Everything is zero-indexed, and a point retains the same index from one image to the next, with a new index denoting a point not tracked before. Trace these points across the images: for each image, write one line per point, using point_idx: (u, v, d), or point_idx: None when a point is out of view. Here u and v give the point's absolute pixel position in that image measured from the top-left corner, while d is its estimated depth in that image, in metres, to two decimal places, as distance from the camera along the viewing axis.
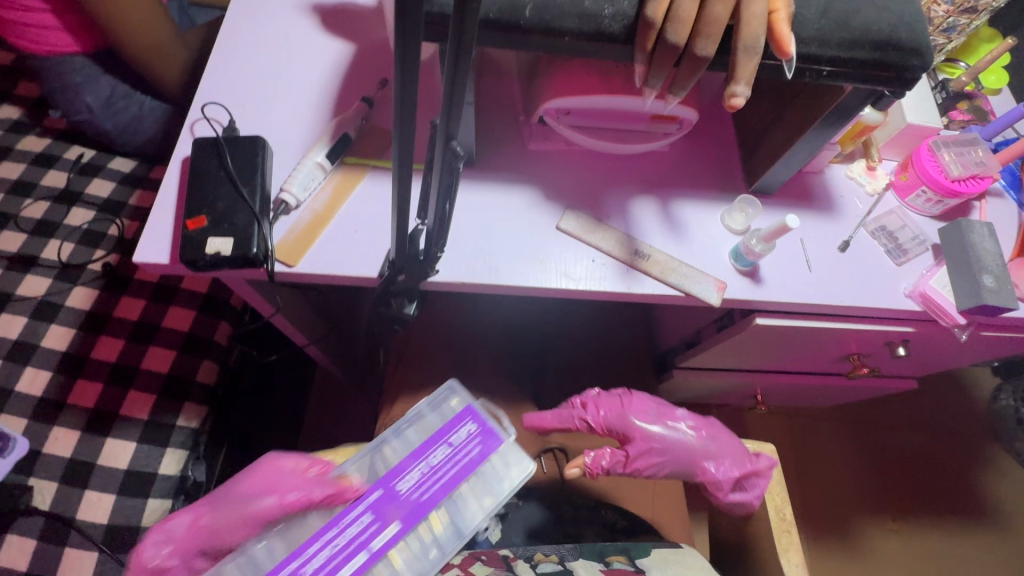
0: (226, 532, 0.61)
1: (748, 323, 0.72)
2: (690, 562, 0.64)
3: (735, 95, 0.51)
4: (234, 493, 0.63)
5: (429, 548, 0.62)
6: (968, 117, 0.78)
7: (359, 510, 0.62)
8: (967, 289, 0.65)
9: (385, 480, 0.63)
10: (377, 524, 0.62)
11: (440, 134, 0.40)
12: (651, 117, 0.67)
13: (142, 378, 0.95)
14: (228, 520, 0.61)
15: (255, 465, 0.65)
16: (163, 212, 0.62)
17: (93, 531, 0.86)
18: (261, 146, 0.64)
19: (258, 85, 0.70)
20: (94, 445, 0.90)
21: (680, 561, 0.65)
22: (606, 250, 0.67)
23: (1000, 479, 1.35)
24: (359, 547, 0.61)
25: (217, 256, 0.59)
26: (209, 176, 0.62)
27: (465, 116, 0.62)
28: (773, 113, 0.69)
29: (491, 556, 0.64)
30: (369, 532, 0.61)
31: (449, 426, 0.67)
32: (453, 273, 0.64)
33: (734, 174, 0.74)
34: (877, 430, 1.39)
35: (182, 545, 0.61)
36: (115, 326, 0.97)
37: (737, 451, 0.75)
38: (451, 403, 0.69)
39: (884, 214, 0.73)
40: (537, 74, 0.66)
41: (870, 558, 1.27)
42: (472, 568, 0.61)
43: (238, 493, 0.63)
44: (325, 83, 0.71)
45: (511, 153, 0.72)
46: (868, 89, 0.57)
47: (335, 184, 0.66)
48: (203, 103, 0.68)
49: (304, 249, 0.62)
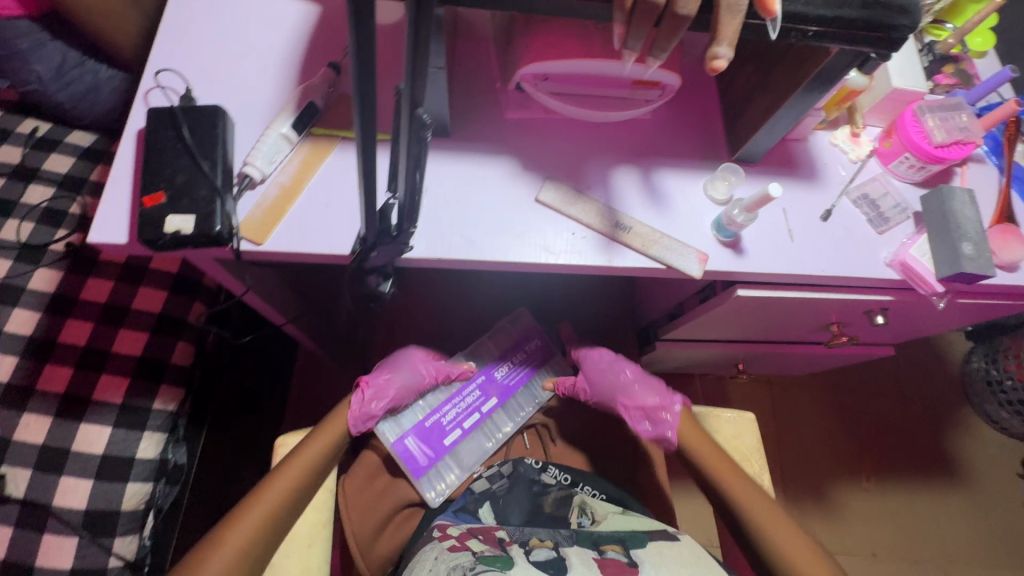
0: (404, 396, 0.79)
1: (729, 295, 0.72)
2: (686, 557, 0.64)
3: (717, 57, 0.48)
4: (393, 371, 0.80)
5: (511, 422, 0.83)
6: (954, 81, 0.77)
7: (469, 388, 0.84)
8: (947, 257, 0.65)
9: (486, 370, 0.85)
10: (479, 402, 0.83)
11: (406, 102, 0.38)
12: (633, 82, 0.64)
13: (115, 361, 0.92)
14: (401, 387, 0.79)
15: (402, 354, 0.83)
16: (119, 190, 0.58)
17: (71, 517, 0.85)
18: (221, 116, 0.60)
19: (215, 50, 0.66)
20: (67, 431, 0.87)
21: (677, 556, 0.64)
22: (586, 223, 0.65)
23: (970, 438, 1.40)
24: (463, 421, 0.82)
25: (178, 235, 0.56)
26: (166, 150, 0.59)
27: (438, 83, 0.59)
28: (758, 77, 0.66)
29: (489, 537, 0.66)
30: (474, 407, 0.83)
31: (523, 339, 0.88)
32: (429, 249, 0.62)
33: (718, 143, 0.72)
34: (854, 394, 1.42)
35: (386, 400, 0.77)
36: (82, 309, 0.93)
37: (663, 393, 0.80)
38: (521, 324, 0.88)
39: (867, 181, 0.72)
40: (513, 37, 0.63)
41: (842, 515, 1.32)
42: (467, 542, 0.64)
43: (397, 370, 0.80)
44: (289, 48, 0.67)
45: (489, 122, 0.69)
46: (854, 52, 0.55)
47: (301, 156, 0.62)
48: (156, 71, 0.63)
49: (272, 227, 0.59)
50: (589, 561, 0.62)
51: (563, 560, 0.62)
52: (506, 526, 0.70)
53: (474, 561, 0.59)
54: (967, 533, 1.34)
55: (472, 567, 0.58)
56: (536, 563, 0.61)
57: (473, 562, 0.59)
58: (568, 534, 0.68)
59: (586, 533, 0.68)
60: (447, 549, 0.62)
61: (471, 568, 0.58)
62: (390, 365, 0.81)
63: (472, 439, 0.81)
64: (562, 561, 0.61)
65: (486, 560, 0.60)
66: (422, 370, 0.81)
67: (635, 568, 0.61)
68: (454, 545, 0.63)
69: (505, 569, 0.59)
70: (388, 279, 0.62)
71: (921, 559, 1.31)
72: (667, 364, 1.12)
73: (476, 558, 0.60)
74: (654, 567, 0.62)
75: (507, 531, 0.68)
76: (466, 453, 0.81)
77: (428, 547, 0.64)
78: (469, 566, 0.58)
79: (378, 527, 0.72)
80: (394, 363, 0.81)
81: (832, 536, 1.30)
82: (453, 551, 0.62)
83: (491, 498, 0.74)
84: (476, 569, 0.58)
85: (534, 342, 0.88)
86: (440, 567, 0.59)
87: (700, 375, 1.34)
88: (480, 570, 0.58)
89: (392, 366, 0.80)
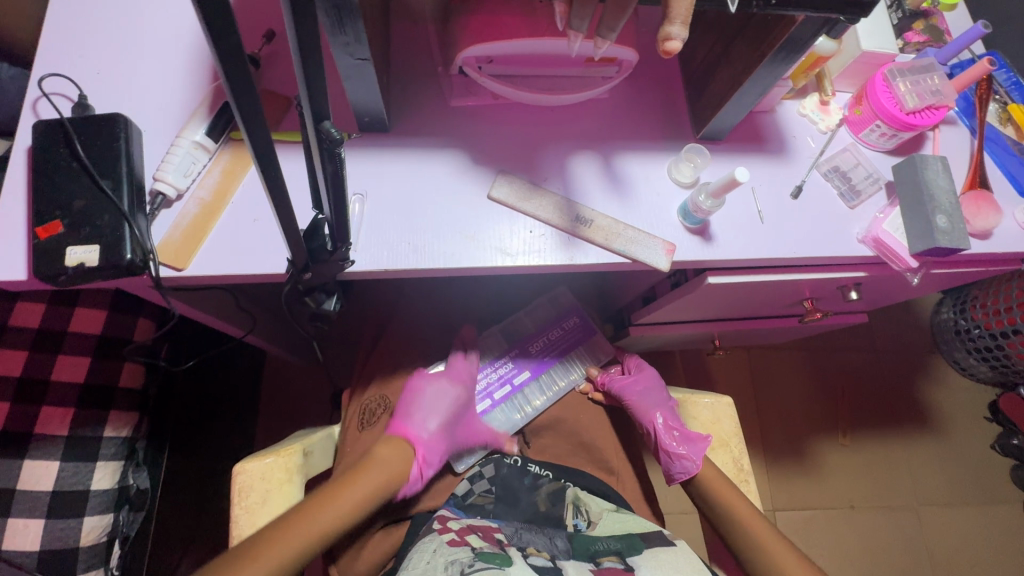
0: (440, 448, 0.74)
1: (699, 282, 0.68)
2: (684, 565, 0.62)
3: (671, 38, 0.43)
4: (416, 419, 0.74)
5: (542, 398, 0.81)
6: (924, 38, 0.73)
7: (503, 359, 0.83)
8: (920, 231, 0.63)
9: (520, 343, 0.84)
10: (511, 374, 0.82)
11: (307, 115, 0.33)
12: (584, 60, 0.59)
13: (55, 391, 0.82)
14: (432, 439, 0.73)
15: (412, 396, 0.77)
16: (10, 219, 0.51)
17: (25, 560, 0.78)
18: (121, 127, 0.53)
19: (111, 48, 0.58)
20: (9, 472, 0.78)
21: (674, 562, 0.62)
22: (544, 218, 0.60)
23: (940, 389, 1.43)
24: (494, 392, 0.81)
25: (82, 268, 0.49)
26: (60, 169, 0.51)
27: (368, 74, 0.52)
28: (721, 46, 0.61)
29: (488, 534, 0.63)
30: (507, 378, 0.82)
31: (562, 314, 0.85)
32: (372, 260, 0.57)
33: (681, 121, 0.67)
34: (830, 356, 1.43)
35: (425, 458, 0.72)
36: (12, 337, 0.82)
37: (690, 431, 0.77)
38: (562, 299, 0.86)
39: (837, 152, 0.69)
40: (451, 13, 0.56)
41: (821, 473, 1.34)
42: (466, 537, 0.61)
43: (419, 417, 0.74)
44: (198, 41, 0.59)
45: (432, 113, 0.63)
46: (821, 18, 0.50)
47: (222, 166, 0.56)
48: (41, 77, 0.55)
49: (193, 249, 0.53)
50: (586, 574, 0.60)
51: (561, 570, 0.59)
52: (505, 527, 0.67)
53: (473, 556, 0.57)
54: (938, 480, 1.38)
55: (471, 562, 0.55)
56: (535, 567, 0.59)
57: (472, 558, 0.56)
58: (565, 548, 0.65)
59: (583, 544, 0.66)
60: (446, 543, 0.59)
61: (469, 563, 0.55)
62: (419, 401, 0.76)
63: (501, 412, 0.81)
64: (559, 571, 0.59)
65: (486, 556, 0.57)
66: (462, 406, 0.77)
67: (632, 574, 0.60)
68: (453, 538, 0.61)
69: (504, 565, 0.56)
70: (332, 296, 0.57)
71: (897, 510, 1.34)
72: (643, 346, 1.09)
73: (476, 554, 0.57)
74: (650, 574, 0.60)
75: (506, 534, 0.65)
76: (495, 423, 0.80)
77: (427, 539, 0.61)
78: (468, 561, 0.55)
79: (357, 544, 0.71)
80: (418, 401, 0.76)
81: (813, 495, 1.32)
82: (452, 545, 0.59)
83: (477, 507, 0.72)
84: (477, 564, 0.55)
85: (572, 320, 0.85)
86: (438, 563, 0.55)
87: (679, 350, 1.33)
88: (479, 566, 0.55)
89: (428, 408, 0.75)
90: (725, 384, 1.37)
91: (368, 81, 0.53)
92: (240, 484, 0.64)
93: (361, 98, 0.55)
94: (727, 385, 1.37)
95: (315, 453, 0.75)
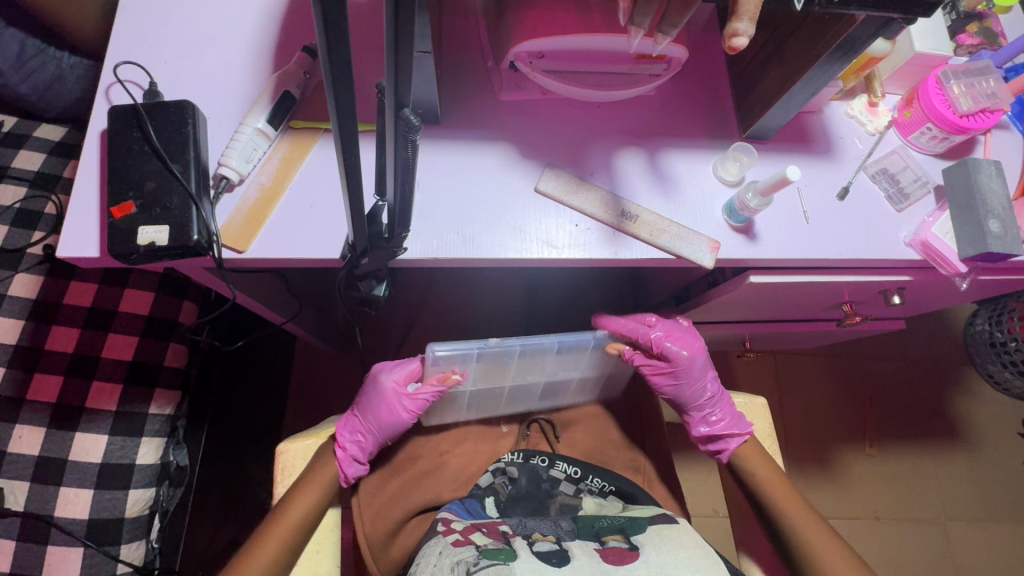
0: (370, 411, 0.71)
1: (740, 282, 0.68)
2: (688, 540, 0.62)
3: (737, 34, 0.43)
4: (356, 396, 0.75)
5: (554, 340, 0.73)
6: (979, 41, 0.72)
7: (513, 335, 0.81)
8: (971, 236, 0.62)
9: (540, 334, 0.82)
10: None
11: (389, 101, 0.34)
12: (636, 57, 0.59)
13: (105, 367, 0.85)
14: (361, 407, 0.72)
15: None
16: (85, 199, 0.54)
17: (74, 527, 0.81)
18: (189, 113, 0.55)
19: (177, 38, 0.60)
20: (63, 441, 0.82)
21: (677, 537, 0.63)
22: (590, 213, 0.61)
23: (974, 401, 1.40)
24: None
25: (153, 247, 0.52)
26: (133, 152, 0.54)
27: (423, 68, 0.54)
28: (772, 46, 0.61)
29: (493, 530, 0.64)
30: None
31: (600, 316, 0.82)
32: (423, 248, 0.58)
33: (727, 120, 0.67)
34: (862, 362, 1.41)
35: (356, 426, 0.71)
36: (66, 314, 0.86)
37: (726, 410, 0.76)
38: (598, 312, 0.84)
39: (886, 155, 0.68)
40: (506, 9, 0.57)
41: (846, 480, 1.32)
42: (471, 536, 0.62)
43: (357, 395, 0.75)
44: (260, 33, 0.61)
45: (480, 107, 0.64)
46: (883, 17, 0.50)
47: (281, 153, 0.58)
48: (115, 64, 0.58)
49: (254, 232, 0.55)
50: (591, 552, 0.60)
51: (567, 550, 0.61)
52: (510, 519, 0.68)
53: (478, 555, 0.58)
54: (969, 493, 1.35)
55: (476, 561, 0.57)
56: (540, 553, 0.60)
57: (477, 556, 0.58)
58: (570, 528, 0.66)
59: (587, 524, 0.67)
60: (451, 544, 0.61)
61: (474, 563, 0.56)
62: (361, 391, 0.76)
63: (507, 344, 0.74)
64: (564, 551, 0.60)
65: (490, 553, 0.58)
66: (379, 385, 0.71)
67: (636, 553, 0.60)
68: (457, 539, 0.62)
69: (509, 561, 0.57)
70: (382, 283, 0.59)
71: (924, 523, 1.32)
72: None
73: (480, 552, 0.58)
74: (655, 549, 0.60)
75: (511, 524, 0.67)
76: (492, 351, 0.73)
77: (433, 543, 0.62)
78: (473, 560, 0.57)
79: (391, 530, 0.70)
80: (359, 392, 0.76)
81: (838, 502, 1.30)
82: (457, 546, 0.60)
83: (494, 493, 0.73)
84: (480, 563, 0.56)
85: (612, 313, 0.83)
86: (444, 563, 0.57)
87: None
88: (484, 564, 0.56)
89: (360, 401, 0.73)
90: (752, 390, 1.35)
91: (425, 73, 0.55)
92: (284, 464, 0.71)
93: (416, 91, 0.57)
94: (753, 388, 1.35)
95: None
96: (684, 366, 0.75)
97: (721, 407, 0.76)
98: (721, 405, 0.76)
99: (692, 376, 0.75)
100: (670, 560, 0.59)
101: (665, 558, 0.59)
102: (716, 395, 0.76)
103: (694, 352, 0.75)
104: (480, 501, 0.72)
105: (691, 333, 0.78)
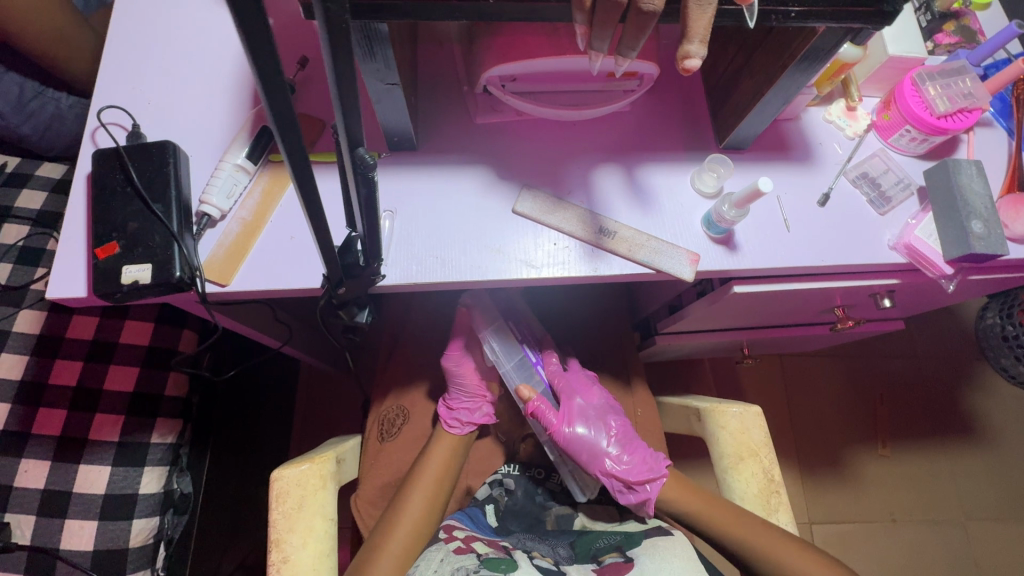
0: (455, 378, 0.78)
1: (725, 291, 0.68)
2: (680, 551, 0.62)
3: (689, 56, 0.43)
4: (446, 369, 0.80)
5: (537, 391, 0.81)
6: (955, 40, 0.71)
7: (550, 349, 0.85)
8: (954, 238, 0.61)
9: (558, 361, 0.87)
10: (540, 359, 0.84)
11: (343, 143, 0.35)
12: (606, 75, 0.60)
13: (106, 399, 0.87)
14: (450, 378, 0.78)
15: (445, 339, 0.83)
16: (71, 242, 0.56)
17: (80, 559, 0.82)
18: (170, 152, 0.56)
19: (160, 78, 0.62)
20: (66, 474, 0.83)
21: (671, 549, 0.63)
22: (569, 231, 0.61)
23: (986, 397, 1.37)
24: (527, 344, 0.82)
25: (136, 286, 0.53)
26: (115, 193, 0.56)
27: (395, 99, 0.55)
28: (741, 58, 0.62)
29: (494, 542, 0.65)
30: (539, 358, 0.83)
31: None
32: (401, 274, 0.59)
33: (704, 132, 0.68)
34: (870, 361, 1.39)
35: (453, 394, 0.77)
36: (68, 347, 0.88)
37: (639, 457, 0.74)
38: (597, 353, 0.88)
39: (866, 158, 0.68)
40: (475, 37, 0.58)
41: (858, 482, 1.29)
42: (472, 544, 0.63)
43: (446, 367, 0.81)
44: (240, 71, 0.63)
45: (458, 132, 0.65)
46: (844, 26, 0.50)
47: (262, 187, 0.59)
48: (100, 109, 0.60)
49: (235, 266, 0.56)
50: None
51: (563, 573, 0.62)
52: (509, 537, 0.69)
53: (479, 562, 0.59)
54: (986, 494, 1.31)
55: (477, 568, 0.58)
56: (541, 568, 0.62)
57: (478, 564, 0.58)
58: (568, 552, 0.67)
59: (585, 546, 0.67)
60: (452, 551, 0.62)
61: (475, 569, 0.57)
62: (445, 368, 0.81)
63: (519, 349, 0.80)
64: None
65: (491, 563, 0.59)
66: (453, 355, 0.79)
67: (631, 565, 0.61)
68: (459, 546, 0.63)
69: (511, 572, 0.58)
70: (364, 309, 0.59)
71: (941, 525, 1.28)
72: (670, 355, 1.08)
73: (482, 560, 0.59)
74: (650, 559, 0.61)
75: (511, 542, 0.68)
76: (509, 342, 0.80)
77: (433, 549, 0.63)
78: (474, 567, 0.58)
79: None
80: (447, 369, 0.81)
81: (851, 506, 1.27)
82: (458, 553, 0.61)
83: (492, 502, 0.74)
84: (481, 571, 0.57)
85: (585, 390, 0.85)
86: (446, 569, 0.58)
87: (708, 360, 1.31)
88: (484, 572, 0.57)
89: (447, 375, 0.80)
90: (759, 396, 1.33)
91: (397, 103, 0.56)
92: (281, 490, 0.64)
93: (391, 119, 0.58)
94: (757, 393, 1.34)
95: (347, 460, 0.74)
96: (570, 394, 0.78)
97: (635, 453, 0.74)
98: (633, 450, 0.74)
99: (574, 402, 0.76)
100: (663, 568, 0.60)
101: (658, 565, 0.60)
102: (624, 447, 0.74)
103: (589, 400, 0.77)
104: (481, 508, 0.73)
105: (608, 403, 0.79)
